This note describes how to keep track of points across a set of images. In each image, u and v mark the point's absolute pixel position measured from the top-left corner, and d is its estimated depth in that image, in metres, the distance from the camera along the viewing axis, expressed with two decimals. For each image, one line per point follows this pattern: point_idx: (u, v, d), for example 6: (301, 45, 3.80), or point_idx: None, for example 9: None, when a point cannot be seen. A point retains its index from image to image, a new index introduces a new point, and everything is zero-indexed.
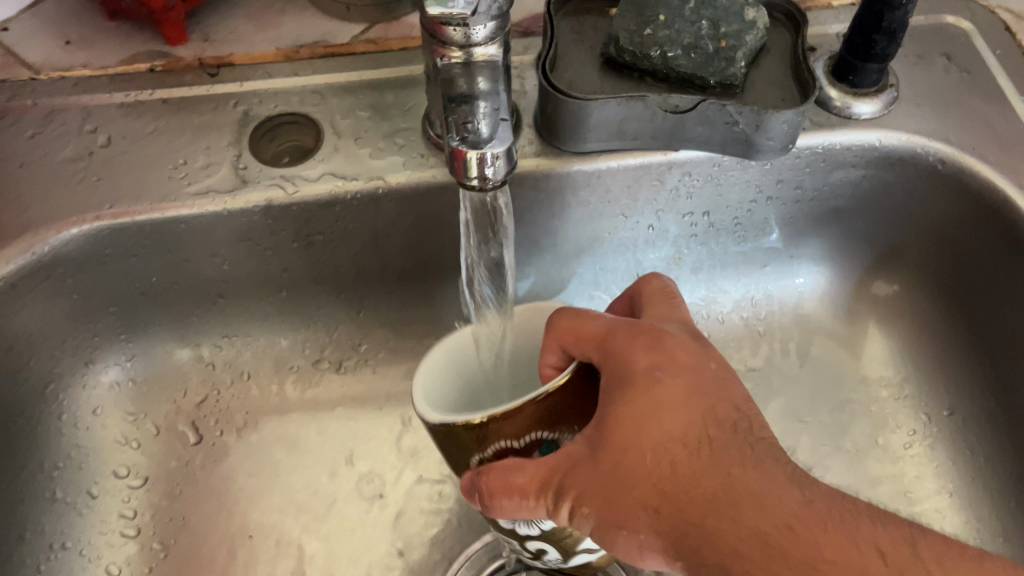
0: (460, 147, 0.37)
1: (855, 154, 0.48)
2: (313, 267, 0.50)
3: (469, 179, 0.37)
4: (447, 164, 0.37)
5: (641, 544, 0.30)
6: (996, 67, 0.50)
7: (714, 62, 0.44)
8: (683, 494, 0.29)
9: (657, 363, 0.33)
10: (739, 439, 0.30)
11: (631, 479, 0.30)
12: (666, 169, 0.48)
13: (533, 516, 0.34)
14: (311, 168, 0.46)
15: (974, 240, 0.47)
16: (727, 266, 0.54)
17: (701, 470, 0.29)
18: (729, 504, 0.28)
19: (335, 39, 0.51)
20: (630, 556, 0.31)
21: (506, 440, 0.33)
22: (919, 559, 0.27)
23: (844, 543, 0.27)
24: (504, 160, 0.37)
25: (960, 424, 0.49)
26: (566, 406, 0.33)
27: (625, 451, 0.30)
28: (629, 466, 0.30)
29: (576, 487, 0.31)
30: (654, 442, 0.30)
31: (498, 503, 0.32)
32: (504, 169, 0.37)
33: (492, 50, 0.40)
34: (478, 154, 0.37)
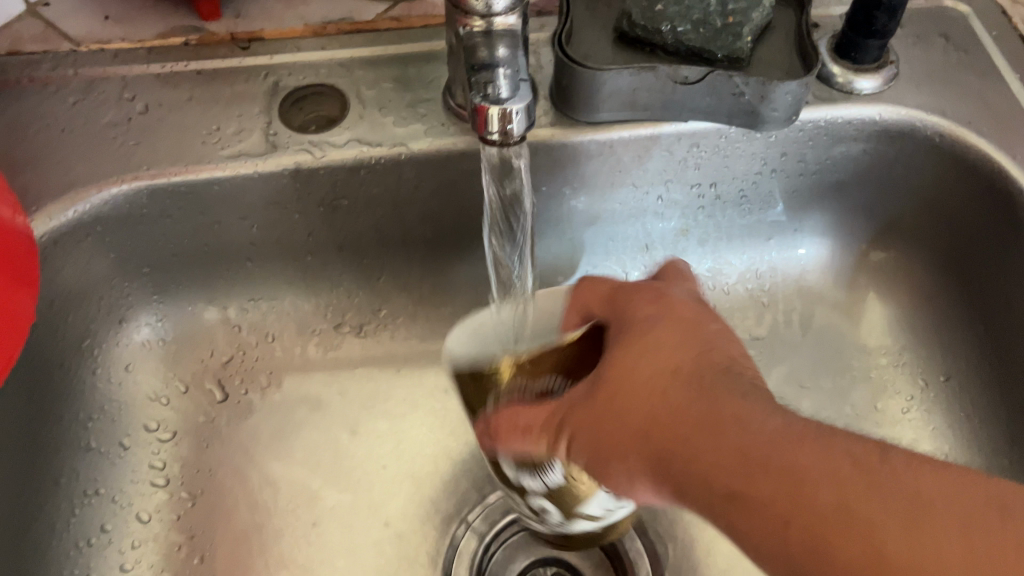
0: (482, 103, 0.40)
1: (856, 128, 0.50)
2: (337, 232, 0.52)
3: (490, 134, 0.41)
4: (470, 119, 0.40)
5: (632, 473, 0.31)
6: (992, 47, 0.52)
7: (721, 36, 0.47)
8: (672, 427, 0.29)
9: (655, 314, 0.34)
10: (729, 375, 0.30)
11: (627, 417, 0.31)
12: (675, 139, 0.50)
13: (556, 502, 0.36)
14: (338, 135, 0.49)
15: (971, 210, 0.49)
16: (732, 238, 0.57)
17: (690, 402, 0.29)
18: (709, 432, 0.28)
19: (360, 17, 0.53)
20: (622, 487, 0.32)
21: (521, 381, 0.35)
22: (894, 462, 0.25)
23: (820, 455, 0.26)
24: (523, 116, 0.41)
25: (956, 388, 0.51)
26: (579, 357, 0.36)
27: (620, 392, 0.31)
28: (623, 404, 0.31)
29: (576, 423, 0.32)
30: (646, 381, 0.31)
31: (507, 444, 0.34)
32: (523, 125, 0.41)
33: (511, 20, 0.42)
34: (500, 111, 0.40)
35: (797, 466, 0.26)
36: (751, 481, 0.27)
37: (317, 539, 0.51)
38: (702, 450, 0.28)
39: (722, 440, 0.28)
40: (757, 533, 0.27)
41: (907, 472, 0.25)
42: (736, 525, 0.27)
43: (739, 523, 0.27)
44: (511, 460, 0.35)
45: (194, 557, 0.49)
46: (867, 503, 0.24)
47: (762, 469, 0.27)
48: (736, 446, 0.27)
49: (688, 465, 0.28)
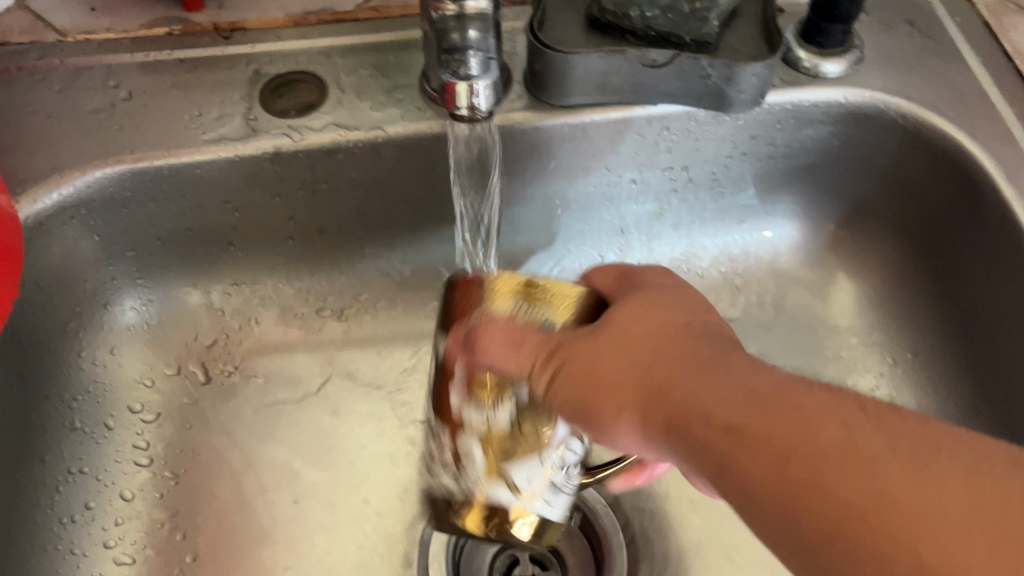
0: (450, 80, 0.43)
1: (823, 110, 0.51)
2: (318, 216, 0.54)
3: (458, 108, 0.44)
4: (439, 94, 0.43)
5: (619, 410, 0.31)
6: (955, 32, 0.54)
7: (689, 21, 0.48)
8: (678, 363, 0.30)
9: (666, 291, 0.35)
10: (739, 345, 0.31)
11: (615, 394, 0.31)
12: (646, 122, 0.52)
13: (489, 447, 0.32)
14: (317, 119, 0.50)
15: (935, 189, 0.51)
16: (705, 222, 0.58)
17: (698, 347, 0.30)
18: (700, 410, 0.28)
19: (340, 7, 0.55)
20: (602, 424, 0.31)
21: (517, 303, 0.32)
22: (900, 415, 0.26)
23: (830, 396, 0.26)
24: (489, 93, 0.44)
25: (923, 364, 0.53)
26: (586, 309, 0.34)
27: (598, 374, 0.31)
28: (609, 385, 0.31)
29: (568, 358, 0.31)
30: (649, 328, 0.32)
31: (484, 347, 0.31)
32: (488, 102, 0.44)
33: (483, 3, 0.41)
34: (468, 87, 0.43)
35: (788, 440, 0.26)
36: (741, 455, 0.27)
37: (298, 516, 0.51)
38: (696, 427, 0.28)
39: (712, 416, 0.28)
40: (756, 506, 0.27)
41: (912, 422, 0.25)
42: (734, 498, 0.28)
43: (734, 452, 0.27)
44: (467, 379, 0.32)
45: (176, 533, 0.50)
46: (855, 476, 0.24)
47: (752, 445, 0.27)
48: (724, 422, 0.27)
49: (686, 441, 0.29)
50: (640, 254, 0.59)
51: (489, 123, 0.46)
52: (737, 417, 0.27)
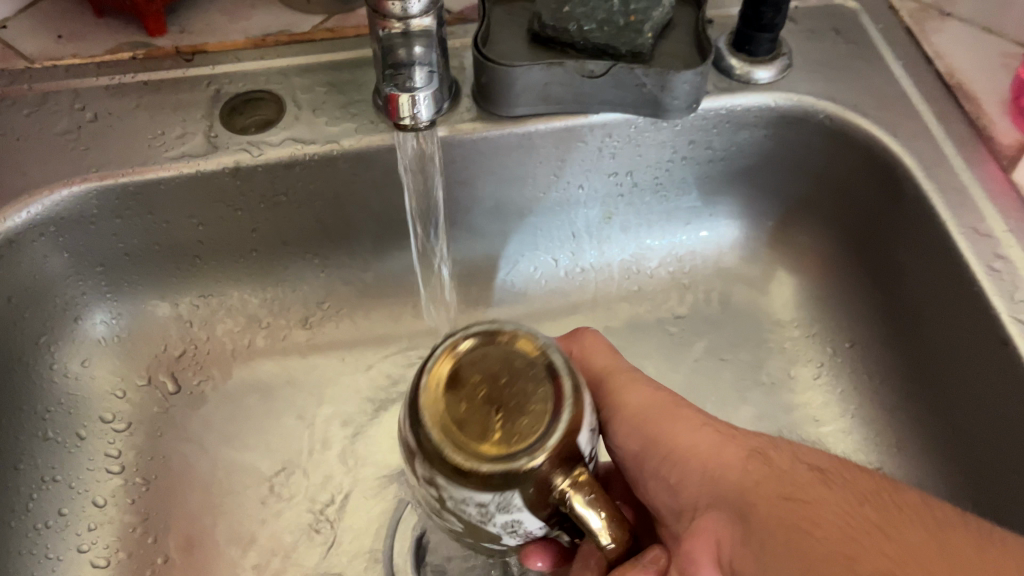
0: (394, 93, 0.46)
1: (755, 115, 0.54)
2: (279, 228, 0.56)
3: (402, 119, 0.47)
4: (384, 106, 0.46)
5: (695, 440, 0.36)
6: (879, 38, 0.57)
7: (625, 33, 0.51)
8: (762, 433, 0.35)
9: None
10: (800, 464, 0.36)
11: (692, 433, 0.36)
12: (588, 130, 0.54)
13: None
14: (275, 135, 0.53)
15: (863, 185, 0.54)
16: (653, 224, 0.61)
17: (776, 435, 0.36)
18: (792, 458, 0.33)
19: (297, 29, 0.57)
20: (671, 448, 0.36)
21: None
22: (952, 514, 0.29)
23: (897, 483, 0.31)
24: (429, 105, 0.47)
25: (859, 352, 0.55)
26: None
27: (676, 412, 0.37)
28: (681, 415, 0.37)
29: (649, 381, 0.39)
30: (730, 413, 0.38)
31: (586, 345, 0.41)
32: (428, 112, 0.47)
33: (426, 22, 0.46)
34: (411, 98, 0.46)
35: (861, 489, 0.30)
36: (808, 487, 0.31)
37: (266, 517, 0.53)
38: (772, 466, 0.32)
39: (801, 461, 0.32)
40: (799, 539, 0.29)
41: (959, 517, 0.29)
42: (774, 530, 0.30)
43: (799, 486, 0.31)
44: None
45: (148, 536, 0.52)
46: (914, 531, 0.27)
47: (827, 486, 0.30)
48: (810, 465, 0.32)
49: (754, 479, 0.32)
50: (592, 256, 0.62)
51: (431, 132, 0.49)
52: (819, 468, 0.32)
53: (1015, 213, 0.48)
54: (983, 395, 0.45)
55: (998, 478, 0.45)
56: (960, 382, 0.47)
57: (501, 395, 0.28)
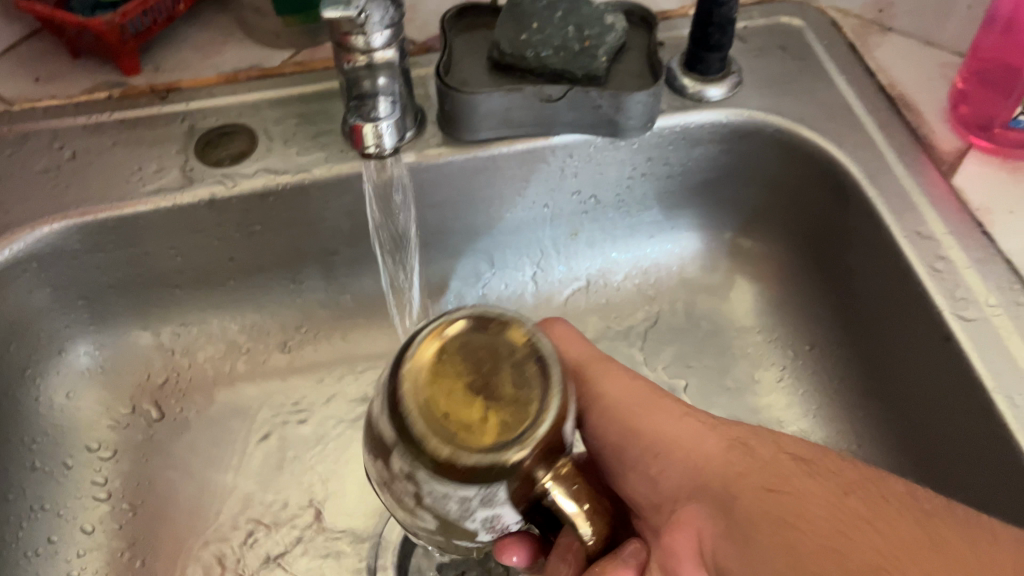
0: (359, 123, 0.50)
1: (709, 131, 0.57)
2: (255, 256, 0.58)
3: (366, 145, 0.52)
4: (350, 135, 0.51)
5: (679, 433, 0.37)
6: (824, 53, 0.60)
7: (580, 58, 0.53)
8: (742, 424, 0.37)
9: None
10: None
11: (670, 427, 0.38)
12: (550, 151, 0.57)
13: None
14: (248, 166, 0.55)
15: (814, 194, 0.56)
16: (618, 238, 0.63)
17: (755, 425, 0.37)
18: (774, 448, 0.33)
19: (267, 64, 0.60)
20: (655, 441, 0.38)
21: None
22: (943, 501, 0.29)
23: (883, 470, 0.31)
24: (390, 132, 0.52)
25: (818, 354, 0.57)
26: None
27: (655, 407, 0.39)
28: (660, 409, 0.39)
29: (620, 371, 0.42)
30: None
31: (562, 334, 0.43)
32: (390, 139, 0.52)
33: (388, 54, 0.48)
34: (374, 127, 0.51)
35: (844, 476, 0.30)
36: (792, 476, 0.31)
37: (251, 537, 0.55)
38: (756, 456, 0.33)
39: (783, 450, 0.33)
40: (781, 529, 0.29)
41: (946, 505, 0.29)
42: (756, 522, 0.30)
43: (782, 475, 0.31)
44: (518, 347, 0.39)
45: (136, 560, 0.53)
46: (897, 521, 0.28)
47: (810, 475, 0.31)
48: (794, 453, 0.33)
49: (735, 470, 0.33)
50: (561, 271, 0.64)
51: (394, 154, 0.54)
52: (803, 458, 0.32)
53: (955, 215, 0.50)
54: (931, 389, 0.48)
55: (948, 469, 0.47)
56: (910, 377, 0.50)
57: (494, 382, 0.27)
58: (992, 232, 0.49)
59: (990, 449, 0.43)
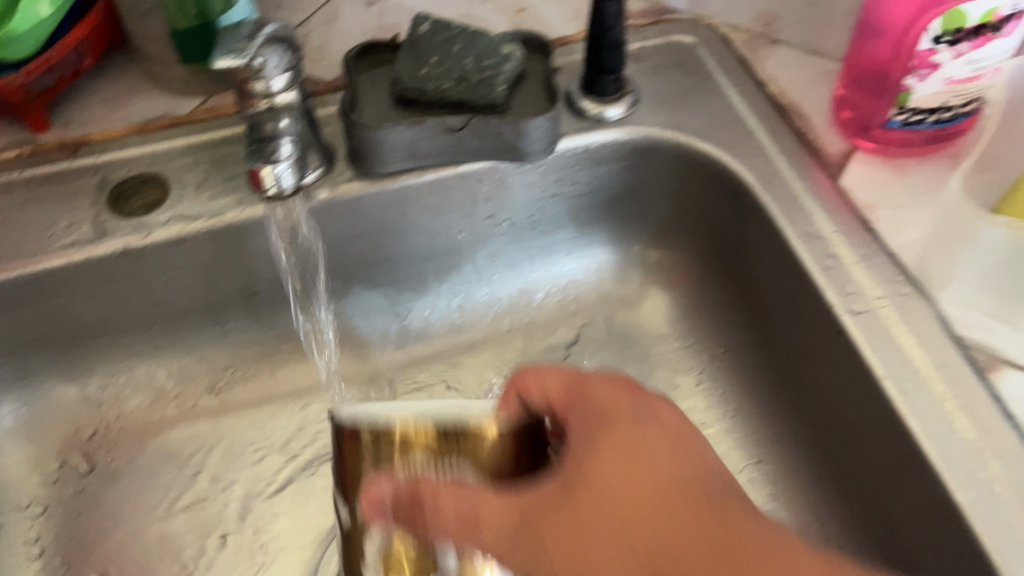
0: (257, 165, 0.52)
1: (611, 149, 0.59)
2: (176, 301, 0.58)
3: (265, 188, 0.53)
4: (248, 178, 0.52)
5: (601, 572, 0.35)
6: (716, 68, 0.63)
7: (479, 88, 0.54)
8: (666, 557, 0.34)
9: (645, 449, 0.38)
10: (703, 508, 0.35)
11: (601, 526, 0.36)
12: (460, 179, 0.58)
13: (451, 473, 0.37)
14: (161, 215, 0.55)
15: (714, 203, 0.59)
16: (535, 258, 0.65)
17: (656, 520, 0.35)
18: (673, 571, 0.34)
19: (177, 112, 0.61)
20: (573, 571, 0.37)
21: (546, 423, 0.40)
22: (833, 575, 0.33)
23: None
24: (290, 174, 0.53)
25: (730, 355, 0.60)
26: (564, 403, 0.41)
27: (598, 509, 0.36)
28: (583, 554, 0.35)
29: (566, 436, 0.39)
30: (612, 496, 0.36)
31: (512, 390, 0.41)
32: (290, 181, 0.54)
33: (289, 96, 0.50)
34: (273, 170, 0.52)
35: None
36: None
37: None
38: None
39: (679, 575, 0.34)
40: None
41: None
42: None
43: None
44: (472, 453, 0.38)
45: None
46: None
47: None
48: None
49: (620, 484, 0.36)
50: (483, 294, 0.65)
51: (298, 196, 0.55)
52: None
53: (843, 214, 0.53)
54: (830, 381, 0.50)
55: (851, 456, 0.49)
56: (813, 371, 0.52)
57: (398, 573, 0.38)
58: (877, 228, 0.52)
59: (886, 433, 0.46)
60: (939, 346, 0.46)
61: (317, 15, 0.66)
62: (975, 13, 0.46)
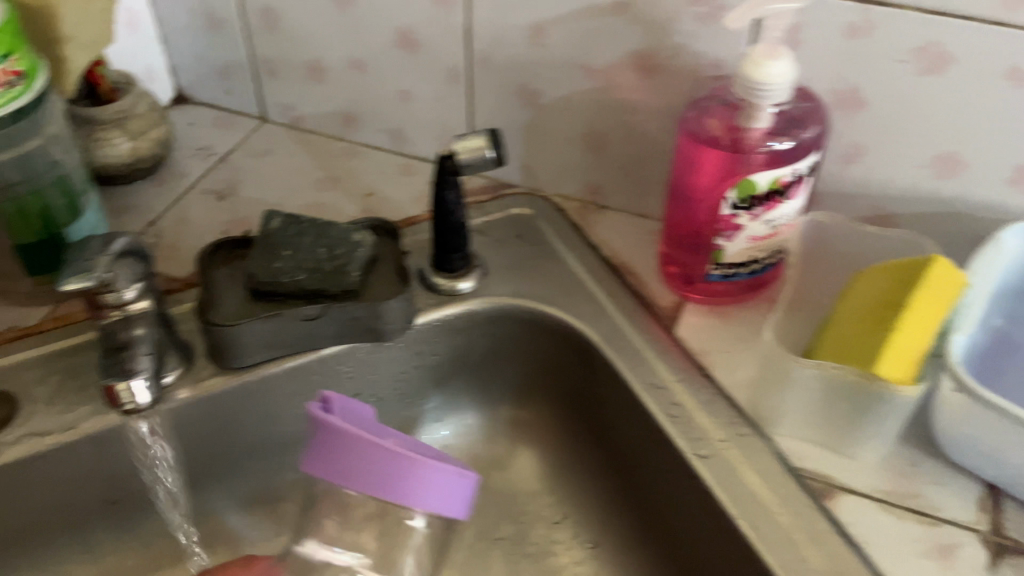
0: (111, 385, 0.52)
1: (467, 318, 0.63)
2: (25, 517, 0.55)
3: (123, 405, 0.54)
4: (106, 398, 0.53)
5: None
6: (549, 234, 0.68)
7: (333, 277, 0.57)
8: None
9: None
10: None
11: None
12: (321, 363, 0.60)
13: None
14: (11, 433, 0.54)
15: (569, 366, 0.62)
16: (394, 421, 0.66)
17: None
18: None
19: (25, 323, 0.60)
20: None
21: None
22: None
23: None
24: (148, 388, 0.53)
25: (606, 504, 0.61)
26: None
27: None
28: None
29: None
30: None
31: None
32: (148, 394, 0.54)
33: (145, 304, 0.52)
34: (126, 386, 0.52)
35: None
36: None
37: None
38: None
39: None
40: None
41: None
42: None
43: None
44: None
45: None
46: None
47: None
48: None
49: None
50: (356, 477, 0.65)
51: (142, 413, 0.55)
52: None
53: (681, 362, 0.58)
54: (676, 513, 0.54)
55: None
56: (673, 517, 0.54)
57: None
58: (713, 373, 0.57)
59: (749, 573, 0.48)
60: (783, 481, 0.50)
61: (165, 215, 0.70)
62: (763, 181, 0.53)
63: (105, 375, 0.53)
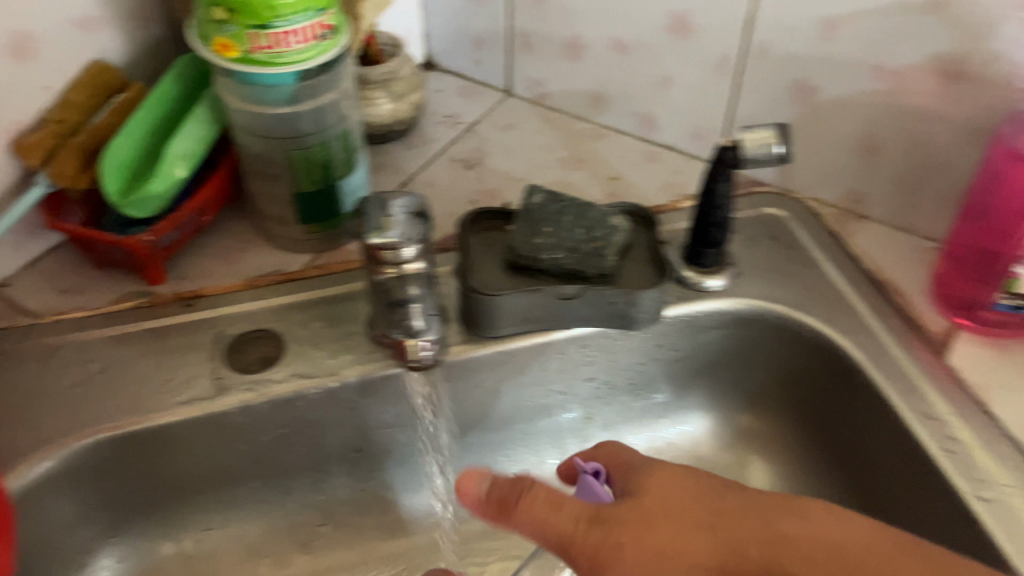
0: (401, 338, 0.54)
1: (715, 318, 0.60)
2: (278, 454, 0.58)
3: (410, 359, 0.55)
4: (394, 350, 0.55)
5: None
6: (804, 240, 0.65)
7: (591, 259, 0.55)
8: None
9: None
10: None
11: None
12: (567, 343, 0.59)
13: None
14: (278, 372, 0.56)
15: (819, 380, 0.60)
16: (622, 410, 0.65)
17: None
18: None
19: (289, 268, 0.62)
20: None
21: None
22: None
23: None
24: (434, 345, 0.55)
25: None
26: None
27: None
28: None
29: None
30: None
31: None
32: (433, 351, 0.55)
33: (419, 265, 0.51)
34: (414, 341, 0.54)
35: None
36: None
37: None
38: None
39: None
40: None
41: None
42: None
43: None
44: None
45: None
46: None
47: None
48: None
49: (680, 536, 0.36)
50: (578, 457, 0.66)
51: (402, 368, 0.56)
52: None
53: (957, 395, 0.53)
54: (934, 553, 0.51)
55: None
56: None
57: None
58: (993, 410, 0.53)
59: None
60: None
61: (416, 178, 0.71)
62: None
63: (390, 328, 0.55)
